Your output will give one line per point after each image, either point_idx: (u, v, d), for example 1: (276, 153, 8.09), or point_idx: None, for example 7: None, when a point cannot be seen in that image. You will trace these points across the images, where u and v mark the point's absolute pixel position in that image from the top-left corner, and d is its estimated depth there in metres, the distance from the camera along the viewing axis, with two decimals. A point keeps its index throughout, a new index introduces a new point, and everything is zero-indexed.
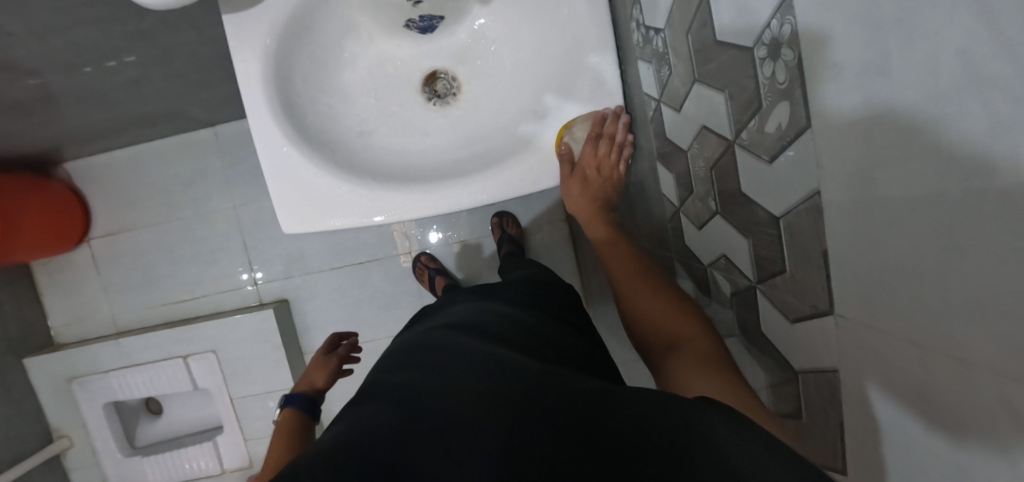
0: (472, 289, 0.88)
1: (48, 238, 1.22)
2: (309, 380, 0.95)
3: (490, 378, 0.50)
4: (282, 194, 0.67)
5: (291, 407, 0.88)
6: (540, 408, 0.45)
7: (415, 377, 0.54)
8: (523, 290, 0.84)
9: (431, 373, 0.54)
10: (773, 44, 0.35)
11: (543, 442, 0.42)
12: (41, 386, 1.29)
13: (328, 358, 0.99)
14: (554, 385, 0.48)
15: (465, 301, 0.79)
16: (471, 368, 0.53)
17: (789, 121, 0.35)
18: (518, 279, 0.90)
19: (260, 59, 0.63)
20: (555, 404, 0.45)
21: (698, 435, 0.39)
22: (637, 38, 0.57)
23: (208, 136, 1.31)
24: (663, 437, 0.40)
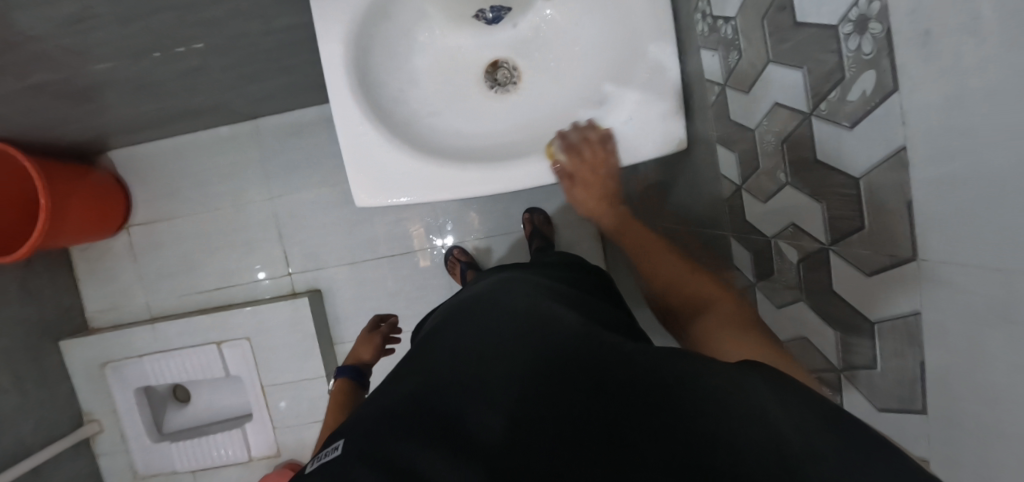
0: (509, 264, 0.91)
1: (91, 223, 1.24)
2: (355, 355, 0.96)
3: (526, 338, 0.52)
4: (357, 169, 0.72)
5: (342, 378, 0.91)
6: (576, 363, 0.46)
7: (453, 339, 0.56)
8: (555, 267, 0.86)
9: (469, 333, 0.56)
10: (860, 19, 0.39)
11: (585, 394, 0.44)
12: (75, 370, 1.32)
13: (372, 334, 0.99)
14: (591, 342, 0.49)
15: (505, 271, 0.82)
16: (508, 330, 0.54)
17: (873, 88, 0.39)
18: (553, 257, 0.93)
19: (342, 42, 0.68)
20: (590, 359, 0.47)
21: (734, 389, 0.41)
22: (703, 29, 0.62)
23: (250, 129, 1.32)
24: (698, 390, 0.41)
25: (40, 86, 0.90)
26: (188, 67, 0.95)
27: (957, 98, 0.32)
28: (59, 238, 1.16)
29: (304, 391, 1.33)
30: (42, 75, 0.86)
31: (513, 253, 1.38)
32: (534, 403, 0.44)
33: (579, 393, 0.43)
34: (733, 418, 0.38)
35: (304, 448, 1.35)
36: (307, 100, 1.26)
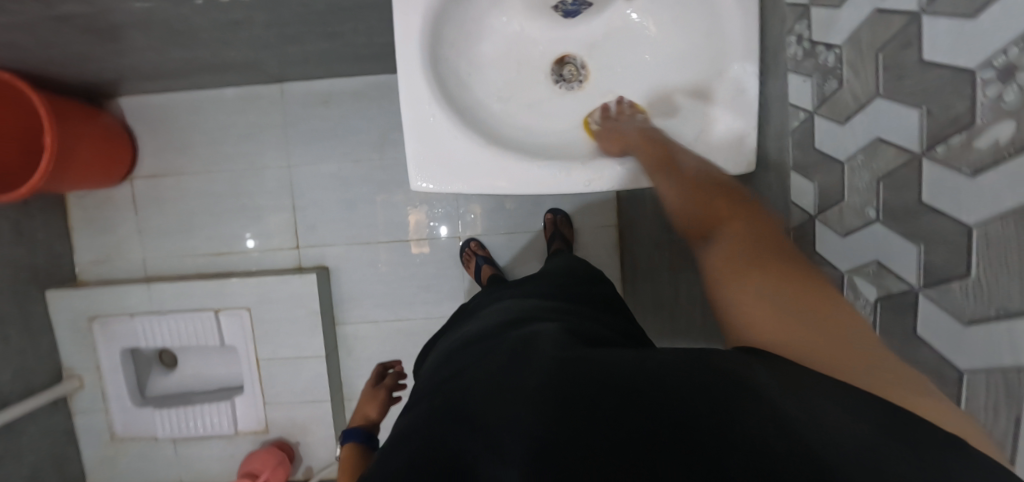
0: (512, 290, 0.86)
1: (93, 170, 1.17)
2: (361, 413, 0.89)
3: (509, 358, 0.47)
4: (417, 151, 0.68)
5: (351, 442, 0.81)
6: (559, 369, 0.42)
7: (439, 383, 0.51)
8: (559, 289, 0.83)
9: (453, 372, 0.51)
10: (1006, 68, 0.37)
11: (600, 429, 0.36)
12: (59, 323, 1.24)
13: (377, 389, 0.94)
14: (570, 351, 0.45)
15: (505, 301, 0.78)
16: (489, 357, 0.49)
17: (1009, 138, 0.38)
18: (549, 276, 0.92)
19: (422, 15, 0.64)
20: (571, 365, 0.42)
21: (734, 381, 0.38)
22: (795, 52, 0.61)
23: (275, 92, 1.27)
24: (699, 387, 0.38)
25: (67, 17, 0.83)
26: (228, 18, 0.90)
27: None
28: (60, 182, 1.10)
29: (301, 369, 1.29)
30: (71, 5, 0.80)
31: (531, 251, 1.36)
32: (531, 417, 0.38)
33: (571, 402, 0.39)
34: (745, 416, 0.35)
35: (293, 427, 1.31)
36: (340, 71, 1.21)
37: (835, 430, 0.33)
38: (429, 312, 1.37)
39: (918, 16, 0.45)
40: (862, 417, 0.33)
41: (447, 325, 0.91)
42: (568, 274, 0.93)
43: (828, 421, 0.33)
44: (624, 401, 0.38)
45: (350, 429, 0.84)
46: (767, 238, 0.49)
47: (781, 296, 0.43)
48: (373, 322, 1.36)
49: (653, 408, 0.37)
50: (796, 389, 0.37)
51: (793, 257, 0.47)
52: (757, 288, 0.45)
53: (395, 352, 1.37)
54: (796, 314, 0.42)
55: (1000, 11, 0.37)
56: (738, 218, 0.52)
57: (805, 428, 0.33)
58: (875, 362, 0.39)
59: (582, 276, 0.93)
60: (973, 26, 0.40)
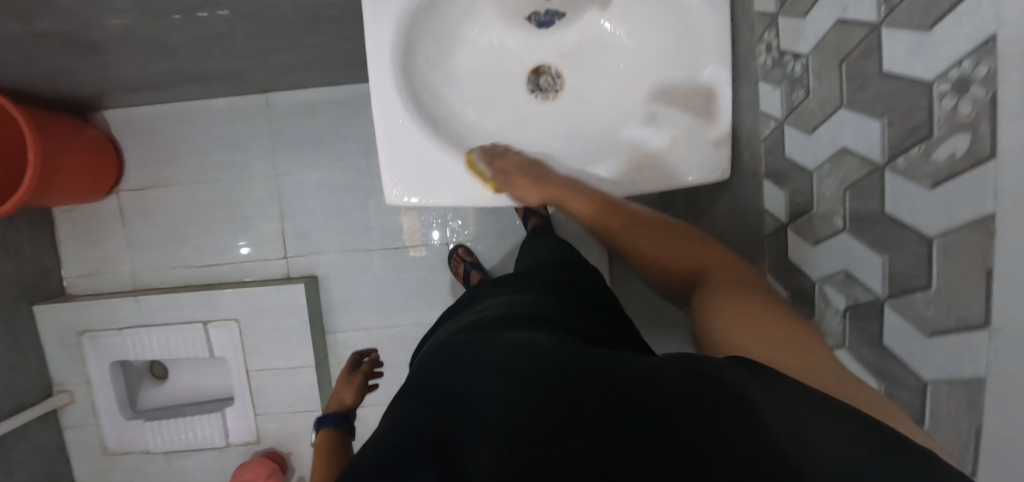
0: (502, 283, 0.82)
1: (79, 184, 1.17)
2: (337, 399, 0.88)
3: (501, 343, 0.42)
4: (392, 166, 0.68)
5: (325, 428, 0.80)
6: (556, 362, 0.38)
7: (428, 363, 0.46)
8: (555, 277, 0.79)
9: (443, 351, 0.46)
10: (960, 81, 0.38)
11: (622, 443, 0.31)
12: (48, 337, 1.24)
13: (353, 374, 0.92)
14: (572, 349, 0.41)
15: (500, 295, 0.73)
16: (476, 342, 0.44)
17: (965, 150, 0.38)
18: (540, 263, 0.88)
19: (392, 31, 0.64)
20: (570, 360, 0.38)
21: (727, 389, 0.34)
22: (765, 60, 0.61)
23: (260, 102, 1.27)
24: (692, 396, 0.34)
25: (45, 32, 0.83)
26: (208, 32, 0.90)
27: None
28: (46, 196, 1.09)
29: (292, 379, 1.29)
30: (51, 21, 0.80)
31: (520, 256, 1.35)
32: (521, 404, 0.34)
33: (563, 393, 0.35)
34: (739, 431, 0.31)
35: (285, 438, 1.31)
36: (325, 80, 1.21)
37: (830, 454, 0.29)
38: (419, 319, 1.36)
39: (877, 27, 0.45)
40: (855, 445, 0.30)
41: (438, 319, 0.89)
42: (558, 258, 0.89)
43: (820, 438, 0.30)
44: (617, 405, 0.33)
45: (326, 415, 0.83)
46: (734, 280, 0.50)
47: (752, 324, 0.44)
48: (363, 330, 1.36)
49: (647, 416, 0.32)
50: (785, 393, 0.34)
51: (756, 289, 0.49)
52: (734, 315, 0.46)
53: (386, 360, 1.37)
54: (771, 333, 0.43)
55: (954, 24, 0.38)
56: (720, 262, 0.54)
57: (791, 448, 0.30)
58: (843, 379, 0.39)
59: (572, 259, 0.89)
60: (929, 38, 0.40)
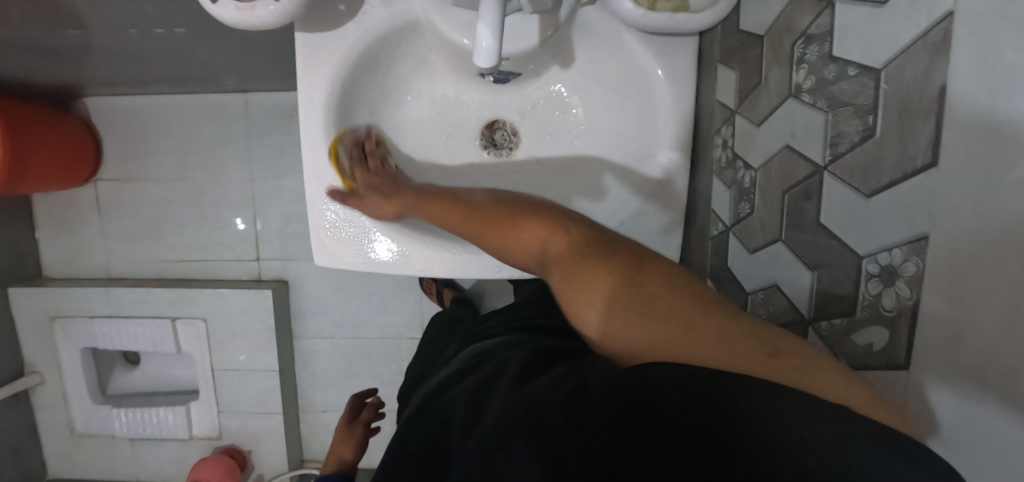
0: (487, 328, 0.74)
1: (55, 175, 1.16)
2: (337, 454, 0.96)
3: (471, 396, 0.40)
4: (323, 225, 0.65)
5: None
6: (513, 401, 0.35)
7: (412, 422, 0.45)
8: (539, 311, 0.73)
9: (423, 418, 0.44)
10: (887, 269, 0.34)
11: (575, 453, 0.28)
12: (22, 320, 1.27)
13: (352, 426, 0.99)
14: (537, 378, 0.38)
15: (488, 334, 0.69)
16: (446, 403, 0.42)
17: (883, 347, 0.34)
18: (528, 302, 0.80)
19: (327, 87, 0.61)
20: (518, 392, 0.35)
21: (694, 393, 0.30)
22: (719, 156, 0.56)
23: (238, 103, 1.23)
24: (661, 401, 0.30)
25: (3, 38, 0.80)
26: (170, 46, 0.86)
27: (977, 407, 0.28)
28: (23, 182, 1.09)
29: (256, 382, 1.31)
30: (3, 30, 0.77)
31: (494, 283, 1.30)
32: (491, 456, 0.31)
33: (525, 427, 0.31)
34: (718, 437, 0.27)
35: (246, 436, 1.34)
36: None
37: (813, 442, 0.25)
38: (386, 333, 1.36)
39: (821, 171, 0.39)
40: (845, 432, 0.26)
41: (415, 372, 0.84)
42: (539, 297, 0.81)
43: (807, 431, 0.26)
44: (584, 428, 0.29)
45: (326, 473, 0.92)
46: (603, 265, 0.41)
47: (629, 314, 0.38)
48: (330, 338, 1.36)
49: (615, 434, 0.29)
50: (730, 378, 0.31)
51: (618, 257, 0.42)
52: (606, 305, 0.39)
53: (351, 369, 1.38)
54: (662, 320, 0.37)
55: (892, 205, 0.33)
56: (541, 236, 0.47)
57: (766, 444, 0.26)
58: (741, 337, 0.35)
59: (555, 297, 0.80)
60: (866, 208, 0.35)
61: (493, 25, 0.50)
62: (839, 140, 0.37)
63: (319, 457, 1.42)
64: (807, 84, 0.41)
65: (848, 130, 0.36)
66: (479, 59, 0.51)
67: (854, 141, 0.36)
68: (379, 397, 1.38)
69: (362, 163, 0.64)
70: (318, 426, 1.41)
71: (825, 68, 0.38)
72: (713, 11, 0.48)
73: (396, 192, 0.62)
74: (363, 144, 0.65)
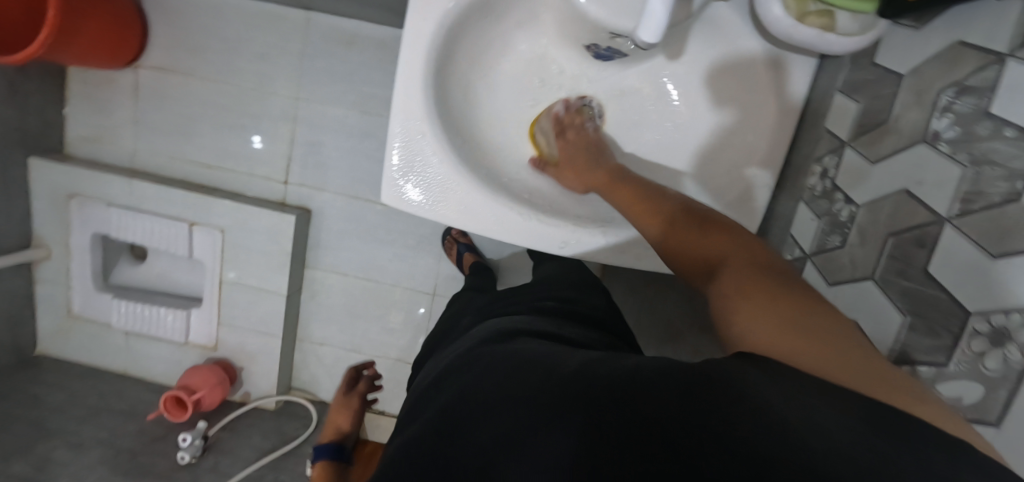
0: (508, 304, 0.71)
1: (98, 51, 1.11)
2: None
3: (502, 372, 0.43)
4: (394, 163, 0.63)
5: None
6: (552, 383, 0.38)
7: (444, 384, 0.49)
8: (580, 291, 0.72)
9: (452, 384, 0.47)
10: (997, 331, 0.34)
11: (612, 439, 0.32)
12: (38, 191, 1.24)
13: (359, 396, 0.91)
14: (568, 364, 0.41)
15: (517, 303, 0.69)
16: (485, 372, 0.45)
17: (974, 401, 0.36)
18: (547, 283, 0.76)
19: (437, 22, 0.59)
20: (554, 380, 0.38)
21: (718, 380, 0.32)
22: (814, 185, 0.57)
23: (299, 18, 1.18)
24: (682, 389, 0.32)
25: None
26: None
27: None
28: (62, 53, 1.04)
29: (263, 302, 1.31)
30: None
31: (515, 257, 1.29)
32: (529, 432, 0.35)
33: (562, 410, 0.35)
34: (727, 424, 0.29)
35: (241, 353, 1.35)
36: (372, 17, 1.12)
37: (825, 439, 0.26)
38: (398, 281, 1.35)
39: (943, 223, 0.40)
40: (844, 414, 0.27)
41: (428, 347, 0.81)
42: (561, 280, 0.76)
43: (810, 417, 0.27)
44: (614, 420, 0.33)
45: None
46: (739, 251, 0.42)
47: (770, 311, 0.35)
48: (342, 275, 1.36)
49: (642, 420, 0.32)
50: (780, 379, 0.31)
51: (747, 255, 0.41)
52: (746, 306, 0.36)
53: (356, 310, 1.38)
54: (783, 317, 0.34)
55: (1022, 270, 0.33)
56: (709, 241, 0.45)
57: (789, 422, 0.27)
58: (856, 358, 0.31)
59: (579, 284, 0.75)
60: (988, 268, 0.35)
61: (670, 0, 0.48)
62: (975, 197, 0.37)
63: (306, 386, 1.44)
64: (948, 134, 0.41)
65: (991, 190, 0.36)
66: (644, 33, 0.50)
67: (994, 201, 0.36)
68: (378, 341, 1.40)
69: (559, 134, 0.66)
70: (311, 356, 1.42)
71: (977, 124, 0.38)
72: (863, 38, 0.49)
73: (590, 170, 0.63)
74: (560, 119, 0.67)
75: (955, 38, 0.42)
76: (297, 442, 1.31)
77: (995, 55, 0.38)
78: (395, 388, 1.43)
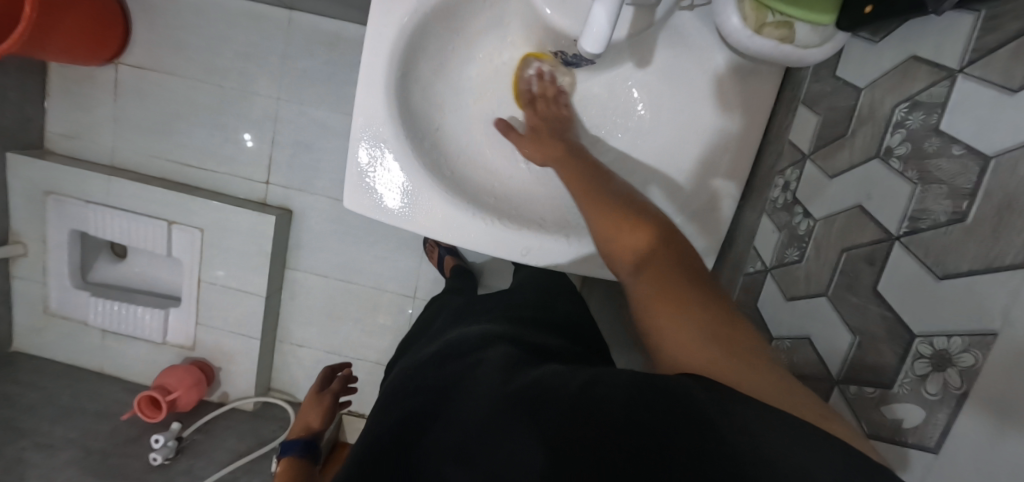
0: (477, 308, 0.71)
1: (77, 48, 1.10)
2: (303, 422, 0.85)
3: (464, 386, 0.43)
4: (357, 168, 0.63)
5: (290, 456, 0.77)
6: (514, 397, 0.38)
7: (406, 390, 0.48)
8: (551, 297, 0.71)
9: (412, 394, 0.47)
10: (937, 356, 0.34)
11: (570, 454, 0.32)
12: (16, 187, 1.24)
13: (321, 393, 0.90)
14: (527, 374, 0.42)
15: (488, 307, 0.69)
16: (449, 384, 0.45)
17: (915, 425, 0.35)
18: (519, 288, 0.75)
19: (399, 26, 0.58)
20: (518, 393, 0.38)
21: (679, 403, 0.32)
22: (776, 197, 0.57)
23: (281, 19, 1.18)
24: (641, 406, 0.32)
25: None
26: None
27: None
28: (37, 51, 1.03)
29: (242, 303, 1.30)
30: None
31: (498, 261, 1.29)
32: (489, 447, 0.36)
33: (521, 421, 0.36)
34: (684, 448, 0.30)
35: (219, 353, 1.34)
36: (354, 19, 1.12)
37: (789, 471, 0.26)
38: (379, 284, 1.34)
39: (892, 241, 0.39)
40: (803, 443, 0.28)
41: (402, 346, 0.81)
42: (532, 283, 0.75)
43: (768, 447, 0.28)
44: (571, 436, 0.33)
45: (290, 442, 0.79)
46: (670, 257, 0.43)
47: (710, 334, 0.37)
48: (322, 276, 1.35)
49: (597, 428, 0.33)
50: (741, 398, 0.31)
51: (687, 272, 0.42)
52: (682, 322, 0.38)
53: (336, 312, 1.37)
54: (720, 344, 0.36)
55: (965, 293, 0.32)
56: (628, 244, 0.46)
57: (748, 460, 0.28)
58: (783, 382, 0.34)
59: (549, 289, 0.74)
60: (933, 290, 0.35)
61: (611, 10, 0.47)
62: (921, 216, 0.37)
63: (286, 388, 1.43)
64: (899, 150, 0.40)
65: (935, 209, 0.36)
66: (586, 43, 0.49)
67: (939, 221, 0.35)
68: (358, 344, 1.39)
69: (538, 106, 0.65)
70: (291, 358, 1.41)
71: (926, 140, 0.38)
72: (819, 51, 0.49)
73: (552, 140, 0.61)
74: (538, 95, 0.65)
75: (908, 52, 0.42)
76: (274, 445, 1.30)
77: (945, 70, 0.37)
78: (375, 392, 1.42)
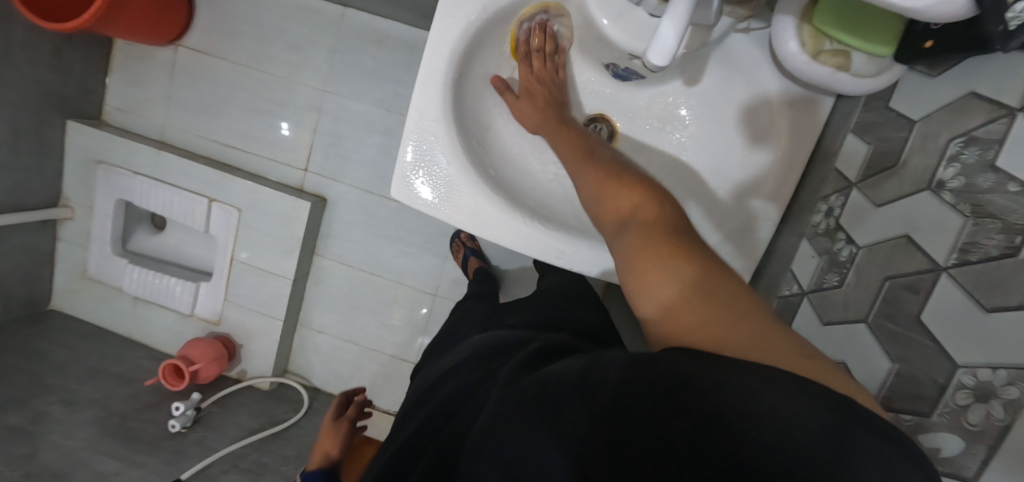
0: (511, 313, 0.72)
1: (144, 27, 1.16)
2: (321, 449, 0.93)
3: (487, 393, 0.44)
4: (406, 161, 0.65)
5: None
6: (522, 389, 0.38)
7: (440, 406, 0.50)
8: (582, 307, 0.72)
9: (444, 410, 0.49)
10: (980, 388, 0.34)
11: (568, 438, 0.31)
12: (71, 154, 1.30)
13: (338, 422, 0.98)
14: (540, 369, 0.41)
15: (523, 315, 0.70)
16: (476, 393, 0.46)
17: (954, 454, 0.35)
18: (549, 295, 0.76)
19: (461, 27, 0.60)
20: (525, 384, 0.38)
21: (660, 370, 0.30)
22: (819, 222, 0.57)
23: (335, 15, 1.22)
24: (629, 381, 0.30)
25: None
26: None
27: None
28: (108, 26, 1.09)
29: (269, 284, 1.33)
30: None
31: (523, 269, 1.30)
32: (501, 440, 0.35)
33: (526, 409, 0.35)
34: (669, 417, 0.27)
35: (242, 331, 1.37)
36: (405, 19, 1.15)
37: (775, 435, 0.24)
38: (402, 278, 1.37)
39: (939, 272, 0.39)
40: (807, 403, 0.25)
41: (433, 346, 0.83)
42: (563, 290, 0.76)
43: (758, 411, 0.25)
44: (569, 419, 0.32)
45: (310, 470, 0.87)
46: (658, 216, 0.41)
47: (701, 294, 0.34)
48: (348, 265, 1.38)
49: (592, 409, 0.31)
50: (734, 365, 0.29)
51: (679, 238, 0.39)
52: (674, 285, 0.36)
53: (358, 302, 1.40)
54: (713, 307, 0.33)
55: (1014, 326, 0.32)
56: (639, 199, 0.43)
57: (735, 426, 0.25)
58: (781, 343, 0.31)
59: (581, 297, 0.75)
60: (979, 322, 0.35)
61: (681, 26, 0.49)
62: (973, 248, 0.37)
63: (301, 371, 1.46)
64: (952, 183, 0.41)
65: (987, 243, 0.36)
66: (654, 56, 0.50)
67: (991, 254, 0.35)
68: (376, 335, 1.41)
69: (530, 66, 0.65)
70: (309, 343, 1.44)
71: (980, 175, 0.38)
72: (877, 81, 0.50)
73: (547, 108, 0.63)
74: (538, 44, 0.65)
75: (968, 88, 0.42)
76: (285, 426, 1.32)
77: (1005, 108, 0.38)
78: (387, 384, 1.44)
